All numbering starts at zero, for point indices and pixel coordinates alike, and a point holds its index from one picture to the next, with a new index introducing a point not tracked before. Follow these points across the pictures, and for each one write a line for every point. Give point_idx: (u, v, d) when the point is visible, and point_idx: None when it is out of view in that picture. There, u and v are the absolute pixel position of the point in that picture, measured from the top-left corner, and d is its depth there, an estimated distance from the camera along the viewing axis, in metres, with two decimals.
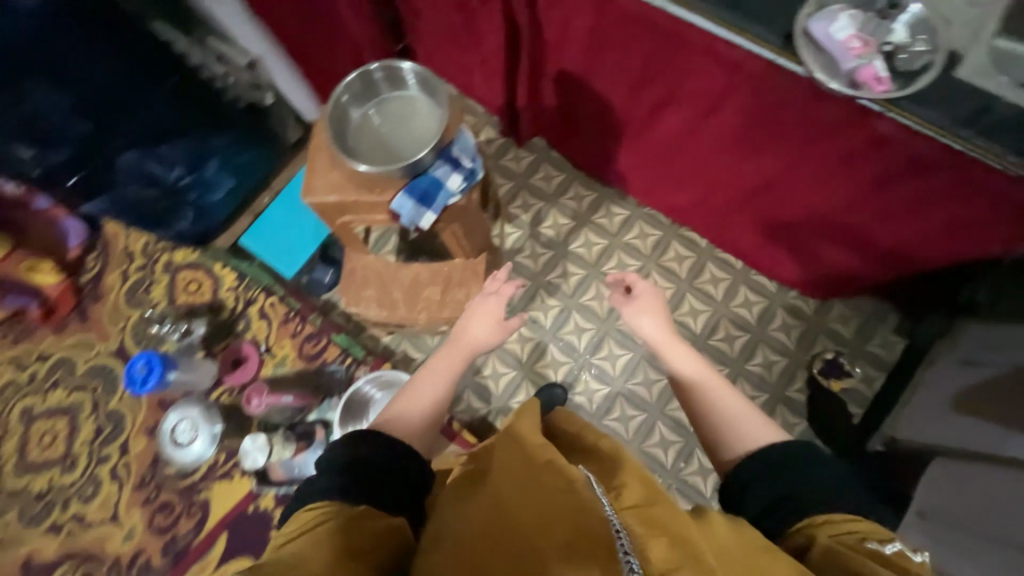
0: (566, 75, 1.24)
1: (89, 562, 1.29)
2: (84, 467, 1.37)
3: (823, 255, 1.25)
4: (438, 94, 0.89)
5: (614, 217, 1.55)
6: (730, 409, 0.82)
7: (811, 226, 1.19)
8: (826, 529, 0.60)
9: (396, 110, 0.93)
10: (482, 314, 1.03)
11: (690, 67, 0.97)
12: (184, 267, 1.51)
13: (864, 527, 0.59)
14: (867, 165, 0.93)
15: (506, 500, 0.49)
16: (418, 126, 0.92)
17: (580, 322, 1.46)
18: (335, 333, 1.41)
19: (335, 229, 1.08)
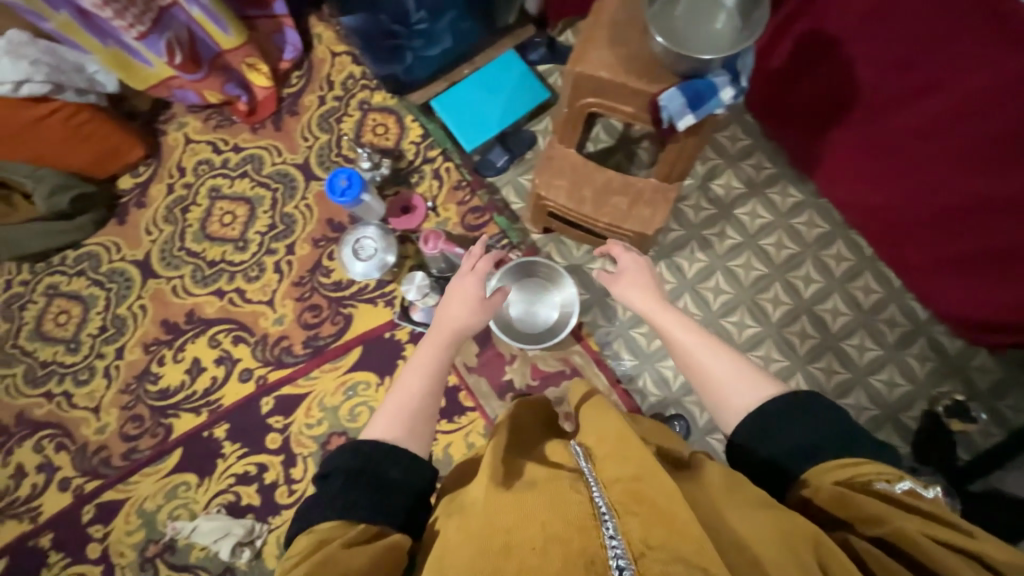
0: (823, 35, 1.23)
1: (242, 330, 1.49)
2: (253, 253, 1.54)
3: (999, 301, 1.20)
4: (756, 7, 0.89)
5: (787, 197, 1.53)
6: (724, 374, 0.86)
7: (1004, 263, 1.15)
8: (846, 477, 0.66)
9: (704, 9, 0.94)
10: (462, 298, 1.12)
11: (988, 51, 0.99)
12: (376, 110, 1.61)
13: (875, 471, 0.64)
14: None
15: (520, 497, 0.59)
16: (717, 30, 0.93)
17: (722, 284, 1.49)
18: (497, 213, 1.52)
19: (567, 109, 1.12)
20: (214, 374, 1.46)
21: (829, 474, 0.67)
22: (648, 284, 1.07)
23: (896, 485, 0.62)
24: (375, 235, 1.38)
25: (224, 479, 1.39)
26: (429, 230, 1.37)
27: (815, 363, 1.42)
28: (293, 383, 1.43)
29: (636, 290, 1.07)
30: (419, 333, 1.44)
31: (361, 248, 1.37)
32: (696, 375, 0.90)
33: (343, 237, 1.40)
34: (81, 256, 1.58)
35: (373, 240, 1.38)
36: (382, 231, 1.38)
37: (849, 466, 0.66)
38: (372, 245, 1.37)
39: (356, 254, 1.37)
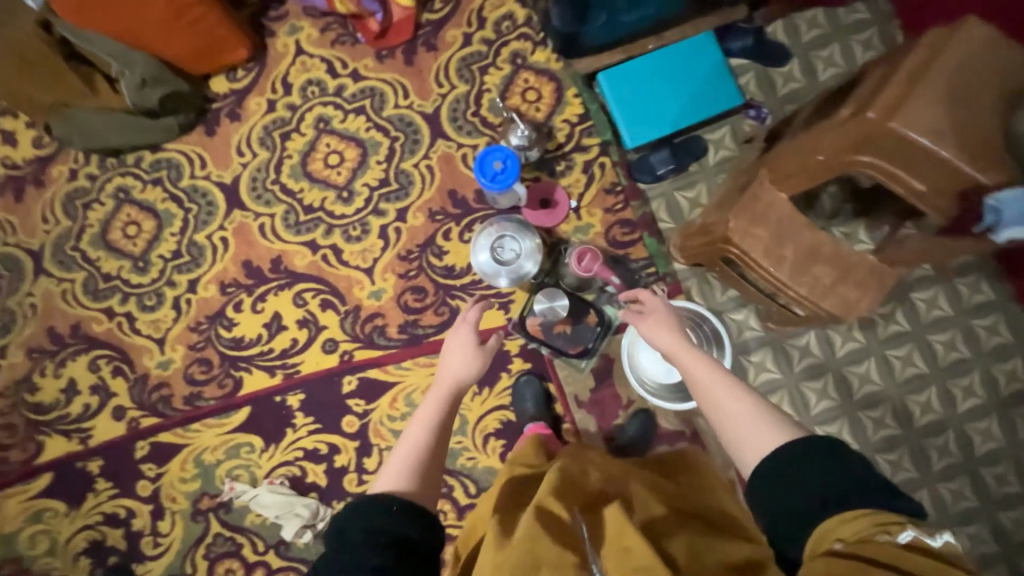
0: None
1: (331, 295, 1.32)
2: (359, 209, 1.34)
3: None
4: None
5: (976, 294, 1.31)
6: (750, 417, 0.79)
7: None
8: (847, 537, 0.61)
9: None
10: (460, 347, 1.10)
11: None
12: (532, 70, 1.33)
13: (874, 522, 0.60)
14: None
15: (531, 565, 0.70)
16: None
17: (873, 373, 1.31)
18: (648, 233, 1.30)
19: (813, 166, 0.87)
20: (295, 336, 1.31)
21: (826, 540, 0.63)
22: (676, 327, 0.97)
23: (897, 535, 0.58)
24: (522, 244, 1.19)
25: (290, 451, 1.28)
26: (585, 246, 1.17)
27: (946, 483, 1.29)
28: (382, 368, 1.28)
29: (667, 336, 0.96)
30: (531, 350, 1.26)
31: (500, 248, 1.19)
32: (718, 417, 0.83)
33: (484, 229, 1.21)
34: (158, 162, 1.37)
35: (518, 247, 1.19)
36: (532, 243, 1.19)
37: (848, 522, 0.62)
38: (514, 251, 1.19)
39: (492, 251, 1.19)
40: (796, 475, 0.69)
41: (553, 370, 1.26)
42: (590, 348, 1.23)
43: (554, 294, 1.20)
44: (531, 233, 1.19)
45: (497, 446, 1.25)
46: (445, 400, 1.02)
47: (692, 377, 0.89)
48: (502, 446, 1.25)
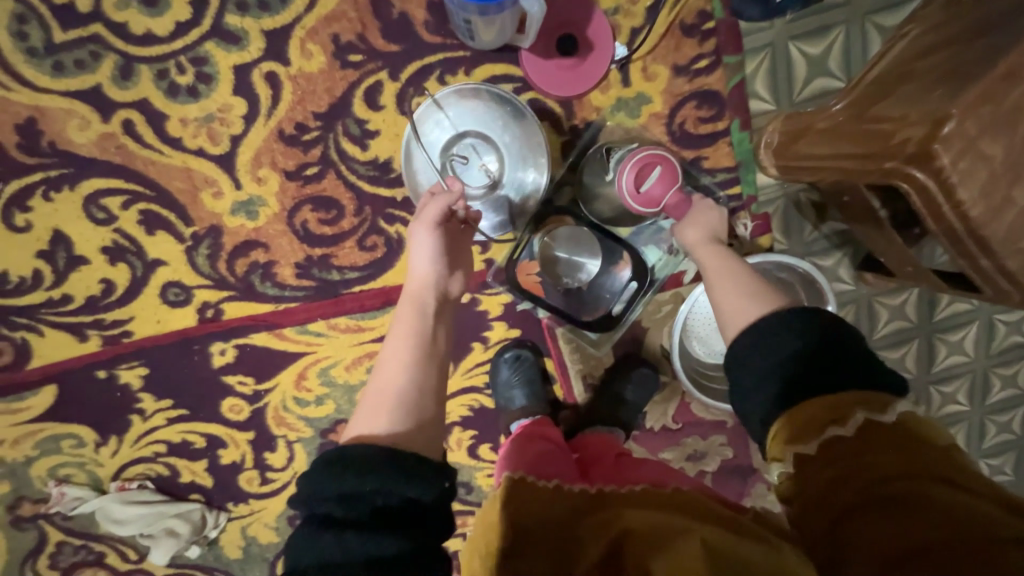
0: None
1: (160, 203, 0.72)
2: (189, 27, 0.66)
3: None
4: None
5: None
6: (750, 292, 0.54)
7: None
8: (802, 439, 0.44)
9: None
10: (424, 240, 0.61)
11: None
12: None
13: (830, 409, 0.44)
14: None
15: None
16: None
17: (966, 342, 0.99)
18: (733, 123, 0.75)
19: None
20: (105, 275, 0.74)
21: (778, 448, 0.45)
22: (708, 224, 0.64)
23: (853, 426, 0.42)
24: (502, 165, 0.70)
25: (144, 446, 0.84)
26: (653, 156, 0.64)
27: (993, 460, 1.08)
28: (273, 333, 0.78)
29: (687, 229, 0.64)
30: (524, 311, 0.81)
31: (460, 160, 0.69)
32: (713, 290, 0.58)
33: (433, 119, 0.68)
34: None
35: (492, 167, 0.70)
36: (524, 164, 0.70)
37: (803, 419, 0.44)
38: (485, 168, 0.70)
39: (447, 158, 0.69)
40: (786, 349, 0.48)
41: (553, 339, 0.82)
42: (614, 313, 0.75)
43: (575, 241, 0.72)
44: (515, 137, 0.69)
45: (465, 438, 0.87)
46: (427, 320, 0.57)
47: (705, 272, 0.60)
48: (470, 439, 0.87)
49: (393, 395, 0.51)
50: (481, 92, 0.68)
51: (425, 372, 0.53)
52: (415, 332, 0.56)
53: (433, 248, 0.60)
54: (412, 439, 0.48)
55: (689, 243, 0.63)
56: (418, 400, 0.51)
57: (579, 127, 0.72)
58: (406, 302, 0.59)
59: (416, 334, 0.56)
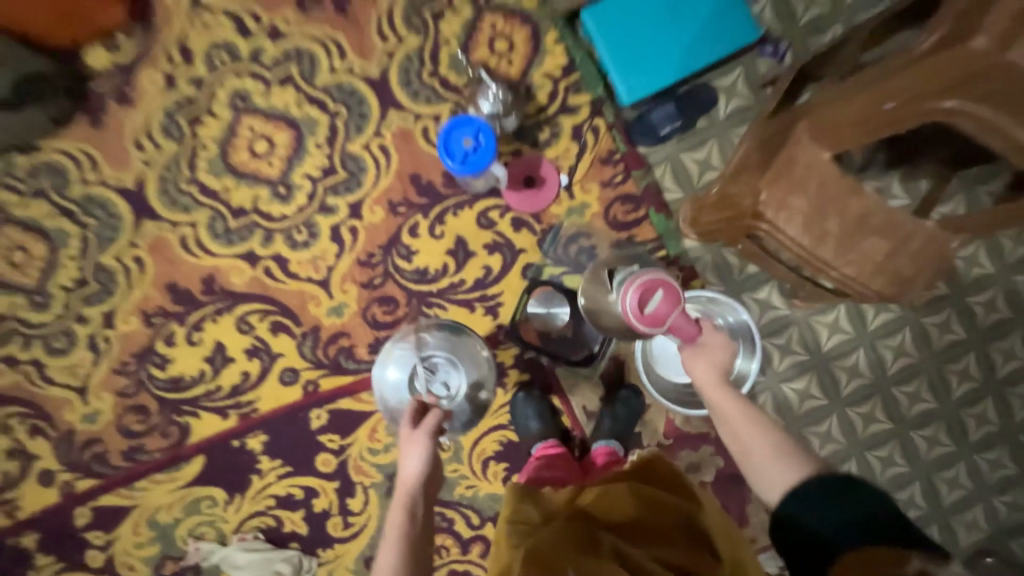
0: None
1: (284, 315, 1.10)
2: (303, 207, 1.09)
3: None
4: None
5: (1018, 246, 1.17)
6: (769, 450, 0.71)
7: None
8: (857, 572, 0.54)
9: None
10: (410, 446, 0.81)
11: None
12: (500, 12, 1.06)
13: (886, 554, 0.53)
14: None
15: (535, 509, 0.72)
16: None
17: (908, 346, 1.18)
18: (653, 209, 1.10)
19: (917, 87, 0.64)
20: (245, 369, 1.10)
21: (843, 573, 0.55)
22: (723, 362, 0.81)
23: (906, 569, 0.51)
24: (457, 383, 0.99)
25: (261, 500, 1.11)
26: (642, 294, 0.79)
27: (982, 453, 1.20)
28: (353, 398, 1.09)
29: (698, 361, 0.81)
30: (529, 360, 1.09)
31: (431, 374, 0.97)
32: (732, 434, 0.76)
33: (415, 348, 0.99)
34: (36, 169, 1.08)
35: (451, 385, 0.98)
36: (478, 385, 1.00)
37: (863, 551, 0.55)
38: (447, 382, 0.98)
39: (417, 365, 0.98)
40: (830, 513, 0.59)
41: (555, 379, 1.09)
42: (595, 351, 1.05)
43: (549, 299, 1.05)
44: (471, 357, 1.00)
45: (499, 470, 1.09)
46: (414, 510, 0.75)
47: (720, 408, 0.78)
48: (504, 470, 1.09)
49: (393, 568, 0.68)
50: (446, 334, 1.01)
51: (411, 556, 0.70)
52: (405, 525, 0.72)
53: (423, 454, 0.79)
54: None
55: (707, 379, 0.80)
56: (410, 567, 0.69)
57: (547, 228, 1.08)
58: (400, 503, 0.75)
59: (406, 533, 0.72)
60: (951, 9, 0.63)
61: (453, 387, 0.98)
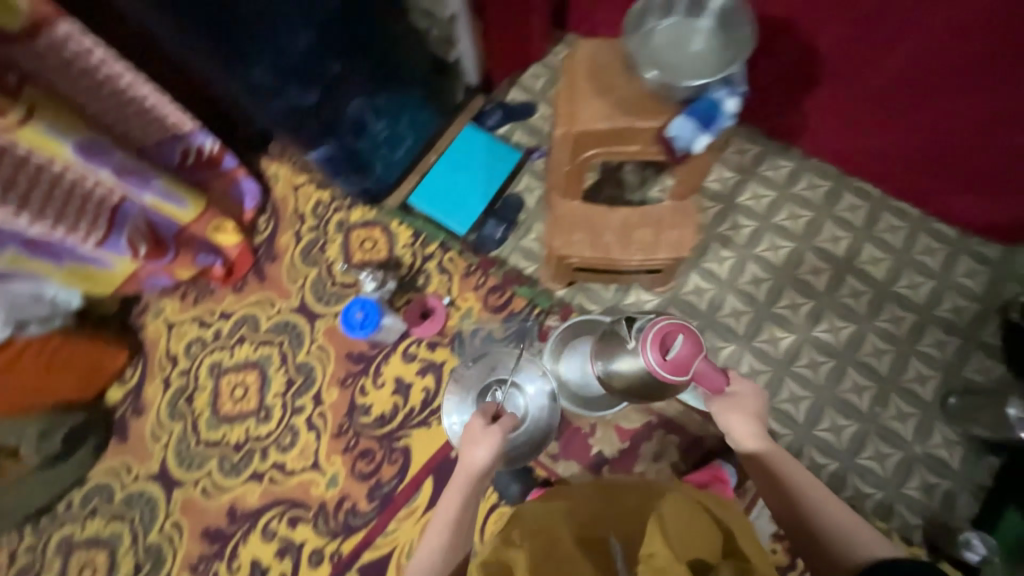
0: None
1: (296, 507, 1.33)
2: (281, 418, 1.40)
3: (966, 198, 1.36)
4: (734, 24, 0.88)
5: (780, 169, 1.53)
6: (845, 529, 0.84)
7: (943, 150, 1.30)
8: None
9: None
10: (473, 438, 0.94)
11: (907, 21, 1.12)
12: (358, 226, 1.53)
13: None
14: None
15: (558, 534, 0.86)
16: (748, 31, 0.87)
17: (759, 273, 1.46)
18: (517, 286, 1.45)
19: (591, 134, 0.96)
20: (281, 570, 1.29)
21: None
22: (755, 410, 0.89)
23: None
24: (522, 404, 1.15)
25: None
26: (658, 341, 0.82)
27: (879, 317, 1.39)
28: (372, 546, 1.27)
29: (733, 414, 0.90)
30: None
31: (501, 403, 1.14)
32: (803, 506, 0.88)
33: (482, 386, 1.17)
34: (89, 494, 1.40)
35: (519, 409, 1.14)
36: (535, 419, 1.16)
37: None
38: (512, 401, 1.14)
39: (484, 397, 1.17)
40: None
41: None
42: None
43: None
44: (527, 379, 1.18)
45: None
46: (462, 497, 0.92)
47: (785, 484, 0.89)
48: None
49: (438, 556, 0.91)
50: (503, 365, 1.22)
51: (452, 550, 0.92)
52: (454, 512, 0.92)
53: (488, 449, 0.92)
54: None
55: (756, 432, 0.89)
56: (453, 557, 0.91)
57: (453, 338, 1.40)
58: (461, 482, 0.93)
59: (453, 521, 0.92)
60: (574, 84, 0.98)
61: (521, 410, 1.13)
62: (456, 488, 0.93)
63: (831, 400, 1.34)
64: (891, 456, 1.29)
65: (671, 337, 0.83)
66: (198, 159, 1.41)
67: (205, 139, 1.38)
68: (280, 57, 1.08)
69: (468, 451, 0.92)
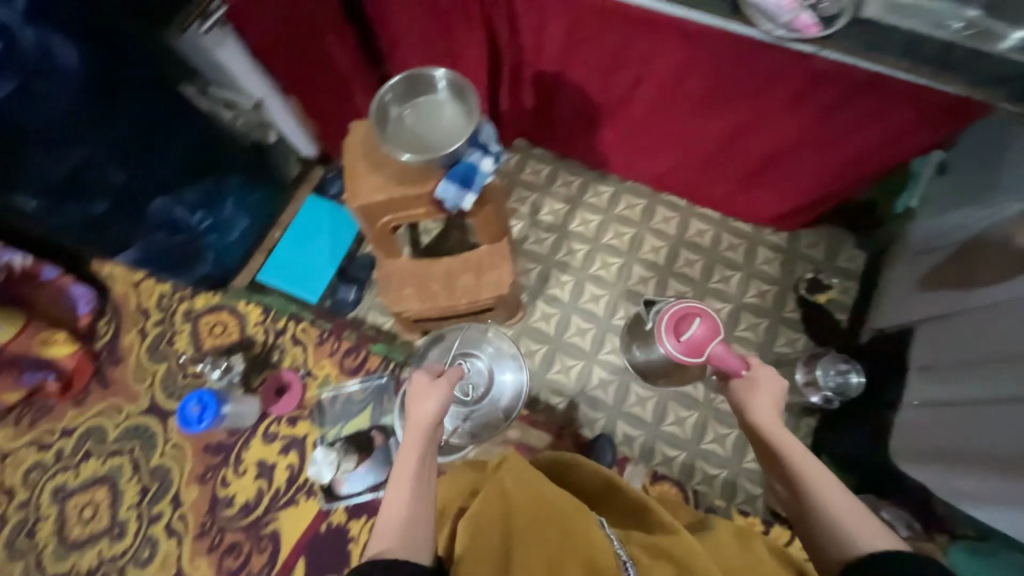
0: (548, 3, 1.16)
1: None
2: (137, 531, 1.33)
3: (751, 198, 1.53)
4: (465, 96, 1.03)
5: (602, 194, 1.70)
6: (864, 525, 0.76)
7: (718, 165, 1.44)
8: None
9: (418, 85, 1.03)
10: (420, 392, 1.01)
11: (643, 71, 1.23)
12: (205, 312, 1.51)
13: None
14: (996, 87, 0.96)
15: (558, 534, 0.70)
16: (473, 104, 1.02)
17: (597, 291, 1.60)
18: (372, 344, 1.48)
19: (375, 204, 1.04)
20: None
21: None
22: (776, 398, 0.95)
23: None
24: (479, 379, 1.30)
25: None
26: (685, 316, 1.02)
27: None
28: None
29: (756, 395, 0.95)
30: (357, 504, 1.33)
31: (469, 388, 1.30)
32: (817, 494, 0.82)
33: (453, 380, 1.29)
34: None
35: (478, 387, 1.30)
36: (493, 399, 1.31)
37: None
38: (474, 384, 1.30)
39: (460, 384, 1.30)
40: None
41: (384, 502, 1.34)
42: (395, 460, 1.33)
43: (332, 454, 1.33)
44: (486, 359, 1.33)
45: None
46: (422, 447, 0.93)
47: (794, 468, 0.86)
48: None
49: (401, 529, 0.81)
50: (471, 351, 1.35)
51: (413, 509, 0.84)
52: (413, 465, 0.90)
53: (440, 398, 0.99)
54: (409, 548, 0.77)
55: (772, 419, 0.92)
56: (416, 529, 0.81)
57: (313, 409, 1.41)
58: (420, 434, 0.95)
59: (418, 474, 0.90)
60: (352, 162, 1.06)
61: (479, 389, 1.30)
62: (418, 428, 0.95)
63: (672, 396, 1.48)
64: (728, 436, 1.44)
65: (687, 322, 1.02)
66: (12, 274, 1.36)
67: (13, 254, 1.34)
68: (53, 174, 1.08)
69: (423, 403, 0.98)
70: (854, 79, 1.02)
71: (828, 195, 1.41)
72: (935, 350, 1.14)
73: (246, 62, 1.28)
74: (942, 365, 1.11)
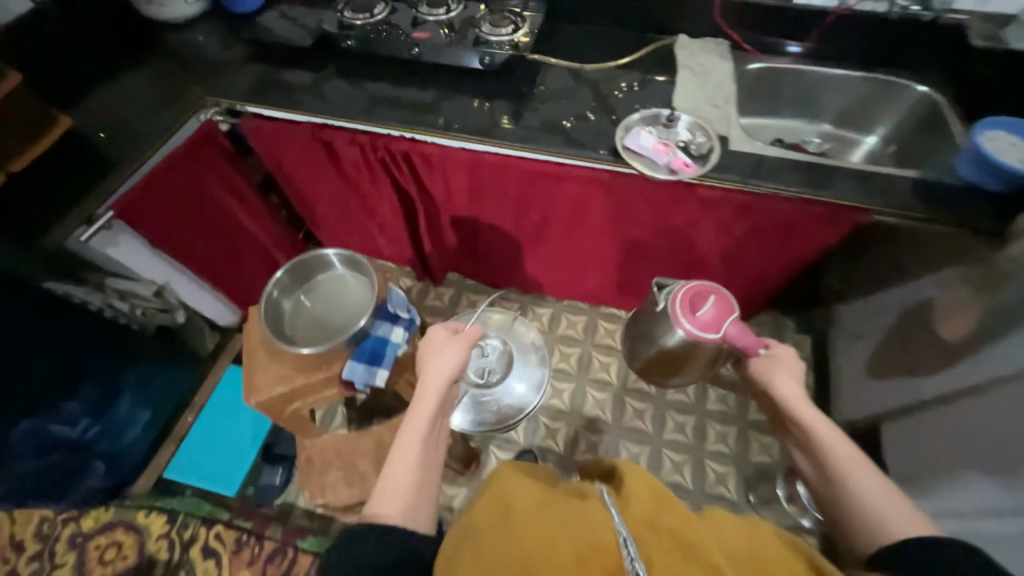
0: (448, 164, 1.20)
1: None
2: None
3: None
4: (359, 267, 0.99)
5: (542, 317, 1.69)
6: (894, 503, 0.65)
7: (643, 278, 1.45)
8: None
9: (308, 269, 0.99)
10: (437, 352, 0.94)
11: (549, 211, 1.26)
12: (97, 533, 1.26)
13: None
14: (872, 197, 1.01)
15: (548, 532, 0.50)
16: (372, 277, 0.98)
17: (555, 424, 1.53)
18: (301, 539, 1.26)
19: (279, 394, 0.93)
20: None
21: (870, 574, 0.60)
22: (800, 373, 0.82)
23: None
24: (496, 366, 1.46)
25: None
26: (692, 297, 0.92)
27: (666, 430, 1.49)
28: None
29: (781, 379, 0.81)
30: None
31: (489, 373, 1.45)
32: (852, 475, 0.69)
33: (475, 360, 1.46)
34: None
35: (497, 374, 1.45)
36: (508, 387, 1.45)
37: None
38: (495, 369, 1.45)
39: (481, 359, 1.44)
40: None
41: None
42: None
43: None
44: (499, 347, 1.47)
45: None
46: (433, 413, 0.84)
47: (822, 444, 0.73)
48: None
49: (407, 491, 0.75)
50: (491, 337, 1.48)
51: (418, 476, 0.77)
52: (423, 427, 0.83)
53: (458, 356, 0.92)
54: (409, 514, 0.73)
55: (801, 396, 0.79)
56: (422, 496, 0.76)
57: None
58: (432, 395, 0.87)
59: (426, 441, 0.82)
60: (251, 349, 0.97)
61: (498, 373, 1.45)
62: (430, 390, 0.87)
63: None
64: None
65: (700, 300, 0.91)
66: None
67: None
68: None
69: (438, 357, 0.90)
70: (740, 203, 1.06)
71: (755, 293, 1.43)
72: (905, 455, 1.16)
73: (143, 249, 1.22)
74: (918, 474, 1.11)
